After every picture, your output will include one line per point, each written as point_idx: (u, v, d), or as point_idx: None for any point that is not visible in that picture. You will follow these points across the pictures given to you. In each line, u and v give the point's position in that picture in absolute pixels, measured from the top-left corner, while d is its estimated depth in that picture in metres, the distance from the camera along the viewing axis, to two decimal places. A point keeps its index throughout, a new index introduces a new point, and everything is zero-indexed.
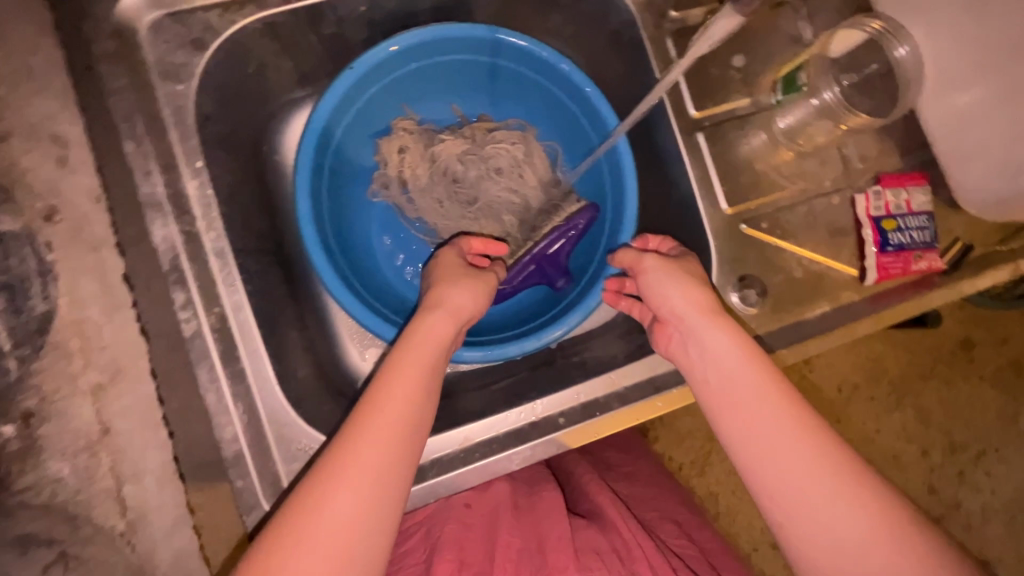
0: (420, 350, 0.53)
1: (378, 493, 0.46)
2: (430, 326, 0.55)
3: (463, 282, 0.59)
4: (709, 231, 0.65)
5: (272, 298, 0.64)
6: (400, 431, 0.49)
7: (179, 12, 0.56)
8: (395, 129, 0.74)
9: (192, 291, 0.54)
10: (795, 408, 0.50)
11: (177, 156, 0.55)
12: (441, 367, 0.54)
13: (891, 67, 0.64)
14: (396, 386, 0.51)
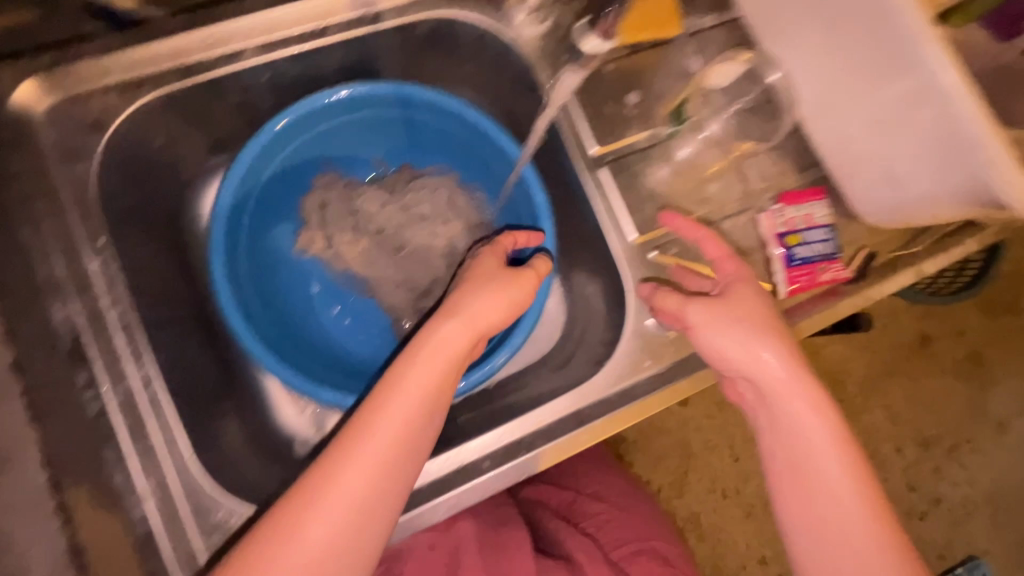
0: (426, 367, 0.54)
1: (366, 512, 0.49)
2: (441, 338, 0.55)
3: (488, 292, 0.58)
4: (620, 262, 0.68)
5: (193, 365, 0.64)
6: (391, 450, 0.50)
7: (74, 95, 0.57)
8: (316, 186, 0.76)
9: (97, 369, 0.54)
10: (860, 487, 0.54)
11: (78, 236, 0.56)
12: (439, 384, 0.54)
13: (768, 94, 0.68)
14: (392, 406, 0.52)
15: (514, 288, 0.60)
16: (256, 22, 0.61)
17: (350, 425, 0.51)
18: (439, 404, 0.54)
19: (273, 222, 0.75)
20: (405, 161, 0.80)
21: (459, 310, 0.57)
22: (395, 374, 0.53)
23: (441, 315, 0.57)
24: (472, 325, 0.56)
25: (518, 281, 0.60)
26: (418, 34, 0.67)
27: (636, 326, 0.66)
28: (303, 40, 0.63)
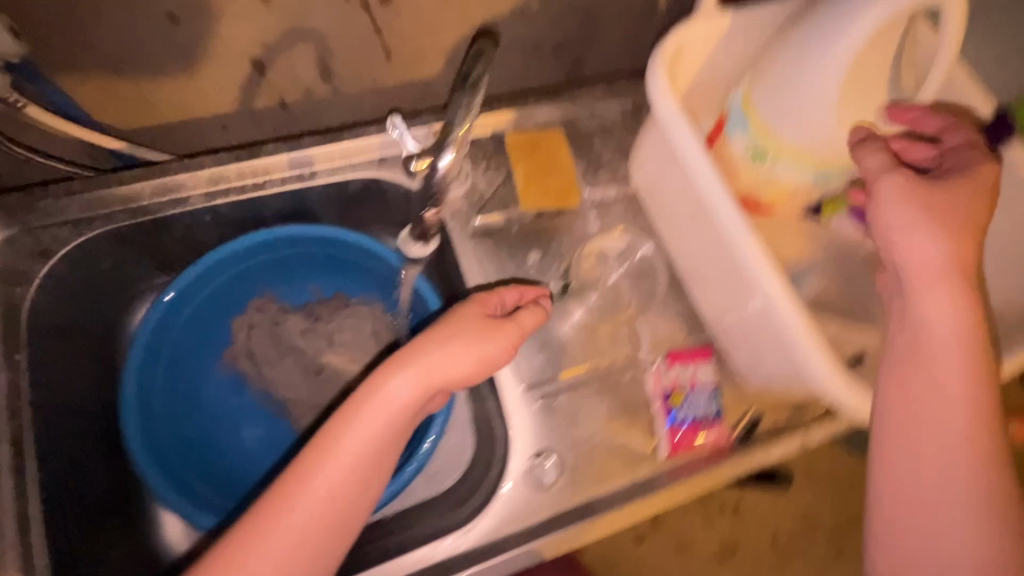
0: (371, 424, 0.56)
1: (301, 554, 0.54)
2: (388, 390, 0.57)
3: (450, 343, 0.59)
4: (509, 410, 0.71)
5: (83, 479, 0.67)
6: (329, 497, 0.55)
7: (29, 226, 0.64)
8: (250, 309, 0.81)
9: None
10: (981, 471, 0.53)
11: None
12: (380, 438, 0.57)
13: (641, 260, 0.79)
14: (337, 458, 0.56)
15: (485, 351, 0.61)
16: (204, 173, 0.71)
17: (292, 470, 0.56)
18: (378, 453, 0.57)
19: (202, 338, 0.79)
20: (339, 291, 0.84)
21: (412, 362, 0.58)
22: (338, 424, 0.57)
23: (392, 364, 0.59)
24: (424, 378, 0.58)
25: (484, 333, 0.61)
26: (350, 191, 0.78)
27: (519, 477, 0.68)
28: (243, 190, 0.72)
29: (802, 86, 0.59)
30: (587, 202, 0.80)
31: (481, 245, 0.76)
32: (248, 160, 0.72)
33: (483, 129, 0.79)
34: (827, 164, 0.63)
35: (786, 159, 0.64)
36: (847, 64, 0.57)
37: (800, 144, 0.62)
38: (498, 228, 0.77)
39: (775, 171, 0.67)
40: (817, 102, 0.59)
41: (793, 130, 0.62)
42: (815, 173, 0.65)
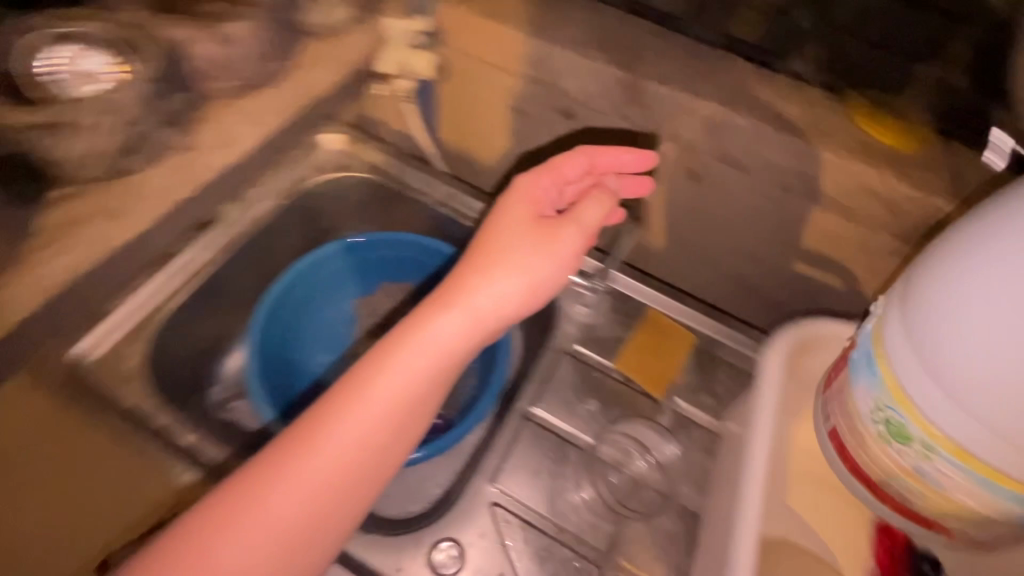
0: (412, 358, 0.61)
1: (335, 485, 0.58)
2: (432, 331, 0.62)
3: (509, 264, 0.64)
4: (468, 489, 0.73)
5: (237, 292, 0.92)
6: (358, 442, 0.59)
7: (351, 155, 0.99)
8: (400, 287, 1.03)
9: (204, 242, 0.86)
10: None
11: (279, 194, 0.94)
12: (411, 381, 0.61)
13: (662, 463, 0.76)
14: (376, 390, 0.60)
15: (537, 259, 0.65)
16: (444, 188, 0.98)
17: (315, 415, 0.60)
18: (410, 397, 0.61)
19: (364, 277, 1.03)
20: None
21: (453, 302, 0.63)
22: (365, 373, 0.61)
23: (427, 315, 0.63)
24: (474, 322, 0.63)
25: (531, 242, 0.66)
26: None
27: (427, 546, 0.69)
28: (456, 212, 0.98)
29: (943, 353, 0.49)
30: (674, 404, 0.80)
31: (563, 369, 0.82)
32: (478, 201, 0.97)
33: (640, 295, 0.86)
34: (1001, 480, 0.50)
35: (948, 453, 0.51)
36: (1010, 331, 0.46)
37: (957, 437, 0.50)
38: (591, 360, 0.83)
39: (930, 465, 0.54)
40: (976, 378, 0.47)
41: (956, 412, 0.49)
42: (982, 482, 0.51)
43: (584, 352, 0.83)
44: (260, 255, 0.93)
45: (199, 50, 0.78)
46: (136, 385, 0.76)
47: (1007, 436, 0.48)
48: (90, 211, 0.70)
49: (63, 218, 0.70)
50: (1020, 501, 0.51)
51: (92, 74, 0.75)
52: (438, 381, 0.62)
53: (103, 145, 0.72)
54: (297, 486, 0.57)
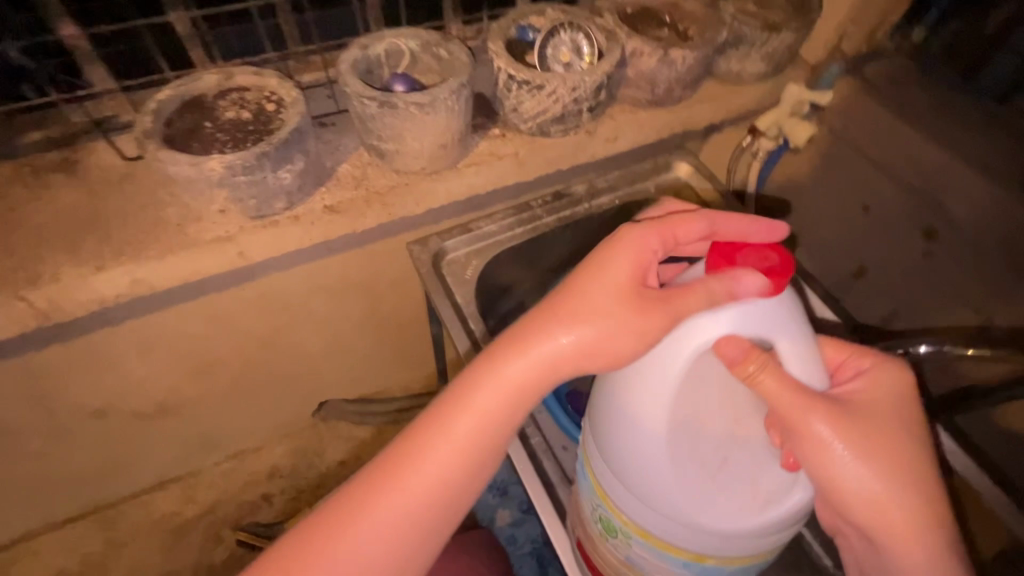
0: (478, 415, 0.56)
1: (407, 530, 0.56)
2: (505, 375, 0.56)
3: (547, 339, 0.55)
4: None
5: (547, 254, 1.04)
6: (436, 481, 0.56)
7: (692, 183, 1.04)
8: None
9: (549, 206, 1.00)
10: None
11: (618, 191, 1.03)
12: (454, 447, 0.57)
13: None
14: (436, 443, 0.57)
15: (596, 336, 0.53)
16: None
17: (361, 491, 0.57)
18: (456, 461, 0.57)
19: None
20: None
21: (498, 374, 0.56)
22: (410, 448, 0.57)
23: (463, 395, 0.57)
24: (542, 369, 0.55)
25: (571, 324, 0.54)
26: None
27: None
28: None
29: (631, 478, 0.52)
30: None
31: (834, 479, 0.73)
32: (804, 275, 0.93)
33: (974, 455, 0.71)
34: (699, 559, 0.54)
35: (639, 540, 0.56)
36: (674, 430, 0.51)
37: (647, 525, 0.54)
38: None
39: (634, 553, 0.58)
40: (654, 483, 0.51)
41: (643, 507, 0.53)
42: (685, 566, 0.55)
43: None
44: (579, 235, 1.04)
45: (645, 60, 0.86)
46: (464, 291, 0.91)
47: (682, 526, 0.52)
48: (508, 155, 0.86)
49: (488, 147, 0.86)
50: None
51: (574, 46, 0.83)
52: (481, 434, 0.57)
53: (548, 108, 0.82)
54: (366, 541, 0.55)
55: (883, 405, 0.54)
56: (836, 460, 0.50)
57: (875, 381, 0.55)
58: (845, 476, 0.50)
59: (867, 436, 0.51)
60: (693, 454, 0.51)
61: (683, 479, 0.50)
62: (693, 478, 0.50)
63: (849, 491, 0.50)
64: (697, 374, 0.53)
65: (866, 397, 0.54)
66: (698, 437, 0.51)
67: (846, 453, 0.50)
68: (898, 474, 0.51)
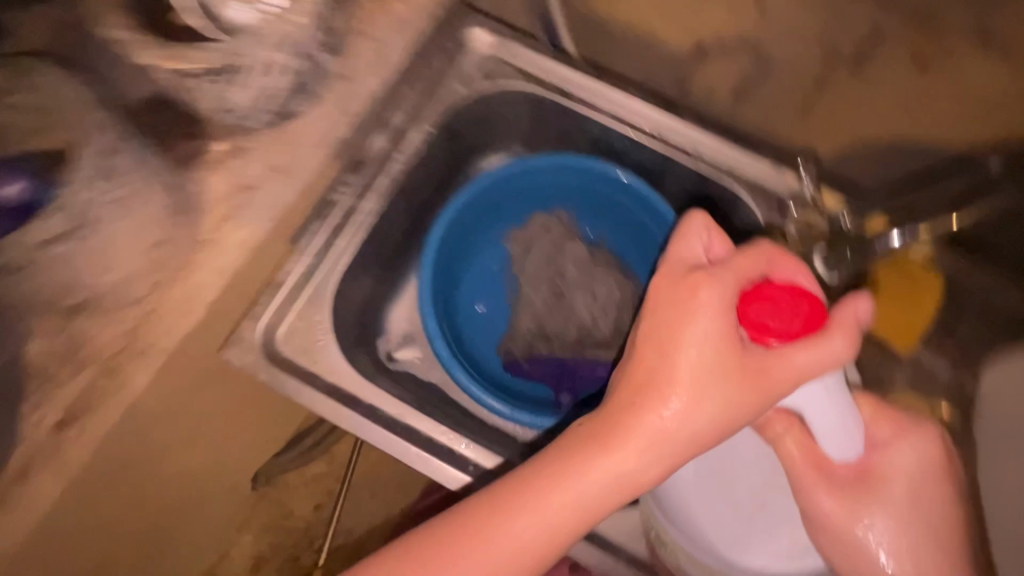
0: (575, 503, 0.45)
1: None
2: (613, 460, 0.44)
3: (663, 409, 0.44)
4: None
5: (391, 232, 0.80)
6: (502, 571, 0.46)
7: (500, 56, 0.80)
8: (555, 214, 0.92)
9: (357, 181, 0.74)
10: None
11: (425, 114, 0.78)
12: (523, 544, 0.45)
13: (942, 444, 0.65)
14: (515, 527, 0.46)
15: (687, 415, 0.43)
16: (635, 105, 0.80)
17: (431, 554, 0.47)
18: (538, 550, 0.46)
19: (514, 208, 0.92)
20: (631, 257, 0.91)
21: (615, 448, 0.44)
22: (492, 514, 0.46)
23: (561, 467, 0.45)
24: (659, 446, 0.44)
25: (688, 390, 0.43)
26: (706, 189, 0.81)
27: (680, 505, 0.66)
28: (654, 138, 0.80)
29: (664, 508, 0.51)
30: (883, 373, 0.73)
31: None
32: (665, 111, 0.81)
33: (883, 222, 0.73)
34: None
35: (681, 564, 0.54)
36: (708, 474, 0.48)
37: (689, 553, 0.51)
38: None
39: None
40: (686, 517, 0.49)
41: (683, 538, 0.51)
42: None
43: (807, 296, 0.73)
44: (414, 188, 0.81)
45: None
46: (329, 354, 0.68)
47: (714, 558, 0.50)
48: (260, 172, 0.58)
49: (229, 177, 0.58)
50: None
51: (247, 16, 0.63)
52: (569, 527, 0.46)
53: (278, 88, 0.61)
54: None
55: (919, 487, 0.45)
56: (857, 535, 0.45)
57: (889, 458, 0.46)
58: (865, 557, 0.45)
59: (902, 519, 0.45)
60: (724, 498, 0.48)
61: (713, 517, 0.48)
62: (722, 518, 0.48)
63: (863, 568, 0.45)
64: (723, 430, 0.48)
65: (906, 470, 0.46)
66: (728, 483, 0.48)
67: (867, 536, 0.44)
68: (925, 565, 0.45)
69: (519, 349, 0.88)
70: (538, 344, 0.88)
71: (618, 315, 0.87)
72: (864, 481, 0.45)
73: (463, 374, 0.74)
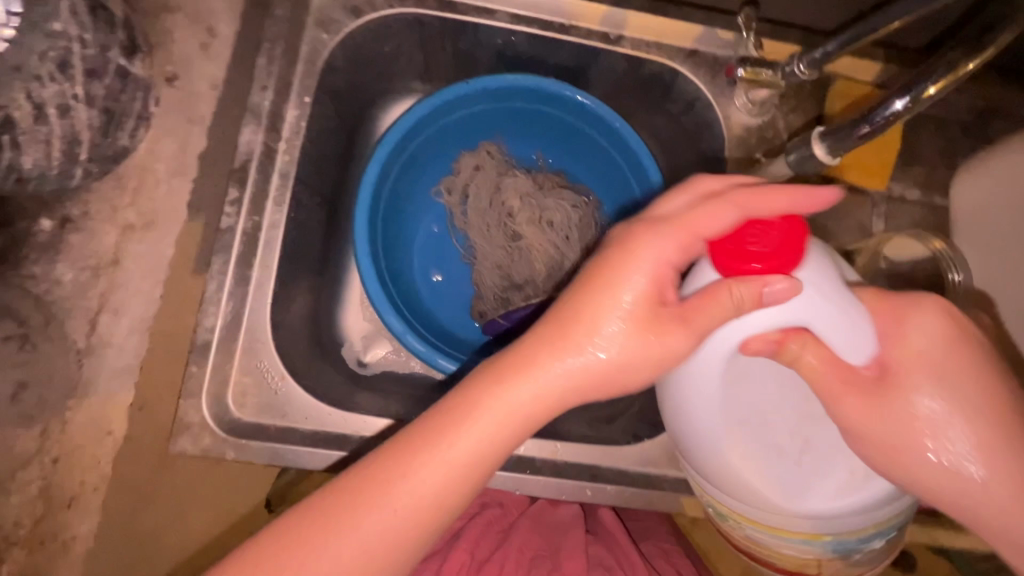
0: (493, 428, 0.42)
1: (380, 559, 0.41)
2: (536, 375, 0.42)
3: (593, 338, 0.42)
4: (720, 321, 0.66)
5: (307, 235, 0.68)
6: (426, 505, 0.42)
7: None
8: (481, 148, 0.81)
9: (246, 192, 0.62)
10: None
11: (294, 85, 0.64)
12: (427, 493, 0.41)
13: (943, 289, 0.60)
14: (447, 454, 0.41)
15: (616, 339, 0.42)
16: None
17: (333, 500, 0.41)
18: (459, 484, 0.42)
19: (434, 156, 0.81)
20: (575, 173, 0.84)
21: (552, 362, 0.42)
22: (406, 450, 0.42)
23: (479, 401, 0.42)
24: (581, 369, 0.42)
25: (613, 314, 0.42)
26: (641, 72, 0.71)
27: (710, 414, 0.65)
28: (573, 31, 0.69)
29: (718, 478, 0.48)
30: (874, 211, 0.69)
31: None
32: None
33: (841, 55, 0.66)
34: (817, 539, 0.48)
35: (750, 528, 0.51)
36: (742, 425, 0.46)
37: (761, 521, 0.49)
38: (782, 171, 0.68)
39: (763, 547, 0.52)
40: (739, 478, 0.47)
41: (740, 499, 0.48)
42: (806, 546, 0.49)
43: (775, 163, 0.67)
44: (314, 176, 0.68)
45: None
46: (292, 401, 0.59)
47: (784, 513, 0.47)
48: None
49: None
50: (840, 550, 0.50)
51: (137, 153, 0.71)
52: (473, 472, 0.42)
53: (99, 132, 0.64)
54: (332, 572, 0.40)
55: (939, 362, 0.42)
56: (904, 432, 0.42)
57: (904, 345, 0.43)
58: (927, 454, 0.42)
59: (933, 395, 0.42)
60: (772, 452, 0.46)
61: (771, 478, 0.46)
62: (780, 476, 0.46)
63: (921, 466, 0.42)
64: (749, 379, 0.46)
65: (919, 350, 0.43)
66: (764, 429, 0.46)
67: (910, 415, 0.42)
68: (986, 442, 0.41)
69: (493, 307, 0.79)
70: (511, 297, 0.79)
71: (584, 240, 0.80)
72: (886, 379, 0.43)
73: (444, 360, 0.67)
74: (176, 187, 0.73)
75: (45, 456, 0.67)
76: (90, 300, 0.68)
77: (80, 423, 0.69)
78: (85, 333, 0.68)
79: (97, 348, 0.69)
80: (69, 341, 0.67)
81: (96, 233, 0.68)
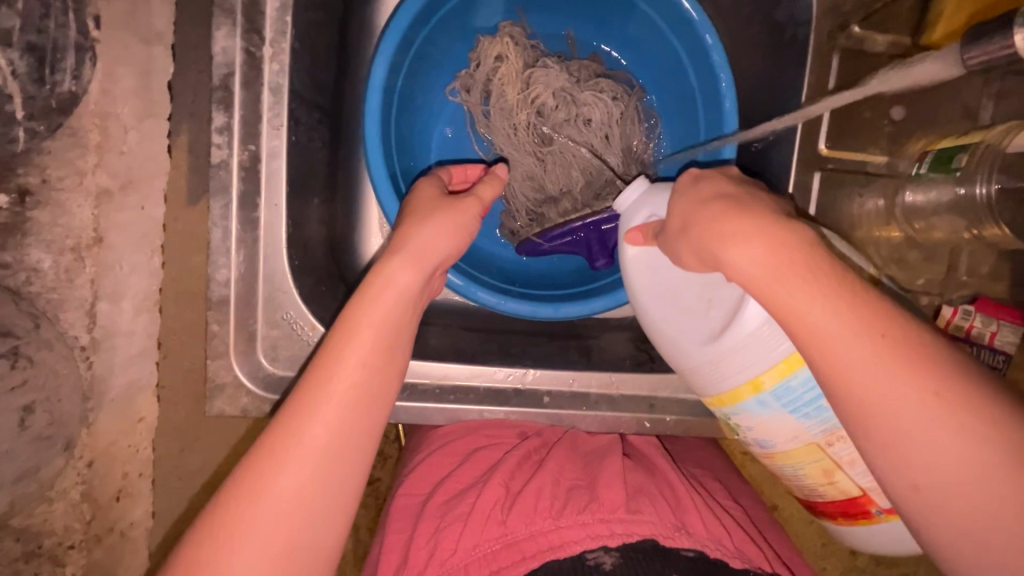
0: (377, 319, 0.43)
1: (319, 488, 0.39)
2: (389, 278, 0.44)
3: (418, 228, 0.48)
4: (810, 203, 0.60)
5: (311, 160, 0.59)
6: (342, 422, 0.40)
7: None
8: (501, 33, 0.67)
9: (235, 116, 0.52)
10: None
11: None
12: (351, 393, 0.40)
13: None
14: (346, 361, 0.41)
15: (431, 235, 0.48)
16: None
17: (243, 476, 0.38)
18: (364, 389, 0.41)
19: (443, 46, 0.68)
20: (614, 56, 0.70)
21: (402, 252, 0.46)
22: (298, 407, 0.40)
23: (356, 312, 0.43)
24: (419, 257, 0.46)
25: (436, 217, 0.49)
26: None
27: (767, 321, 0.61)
28: None
29: (666, 348, 0.49)
30: (986, 89, 0.57)
31: (838, 64, 0.58)
32: None
33: None
34: (769, 391, 0.44)
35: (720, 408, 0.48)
36: (659, 295, 0.48)
37: (712, 392, 0.47)
38: (872, 50, 0.58)
39: (752, 433, 0.48)
40: (673, 343, 0.48)
41: (685, 361, 0.47)
42: (768, 408, 0.45)
43: (866, 44, 0.58)
44: (312, 87, 0.57)
45: None
46: None
47: (715, 367, 0.45)
48: None
49: None
50: (815, 413, 0.44)
51: None
52: (372, 390, 0.41)
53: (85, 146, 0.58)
54: (274, 522, 0.38)
55: (717, 193, 0.40)
56: (707, 237, 0.38)
57: (686, 194, 0.42)
58: (684, 247, 0.41)
59: (695, 205, 0.40)
60: (678, 310, 0.47)
61: (686, 334, 0.46)
62: (692, 330, 0.46)
63: (715, 248, 0.37)
64: (651, 267, 0.48)
65: (687, 192, 0.42)
66: (675, 291, 0.47)
67: (703, 226, 0.39)
68: (704, 211, 0.39)
69: (525, 226, 0.70)
70: (545, 212, 0.69)
71: (628, 140, 0.69)
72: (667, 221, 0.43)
73: (478, 291, 0.61)
74: (148, 132, 0.63)
75: (78, 461, 0.63)
76: (80, 291, 0.59)
77: (108, 420, 0.64)
78: (86, 327, 0.60)
79: (103, 343, 0.61)
80: (72, 344, 0.59)
81: (64, 205, 0.57)
